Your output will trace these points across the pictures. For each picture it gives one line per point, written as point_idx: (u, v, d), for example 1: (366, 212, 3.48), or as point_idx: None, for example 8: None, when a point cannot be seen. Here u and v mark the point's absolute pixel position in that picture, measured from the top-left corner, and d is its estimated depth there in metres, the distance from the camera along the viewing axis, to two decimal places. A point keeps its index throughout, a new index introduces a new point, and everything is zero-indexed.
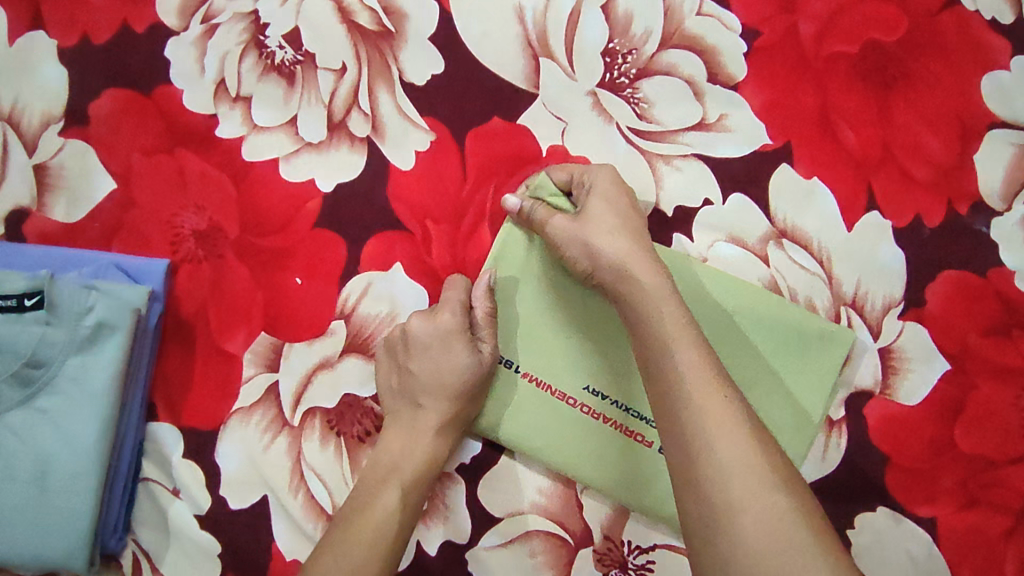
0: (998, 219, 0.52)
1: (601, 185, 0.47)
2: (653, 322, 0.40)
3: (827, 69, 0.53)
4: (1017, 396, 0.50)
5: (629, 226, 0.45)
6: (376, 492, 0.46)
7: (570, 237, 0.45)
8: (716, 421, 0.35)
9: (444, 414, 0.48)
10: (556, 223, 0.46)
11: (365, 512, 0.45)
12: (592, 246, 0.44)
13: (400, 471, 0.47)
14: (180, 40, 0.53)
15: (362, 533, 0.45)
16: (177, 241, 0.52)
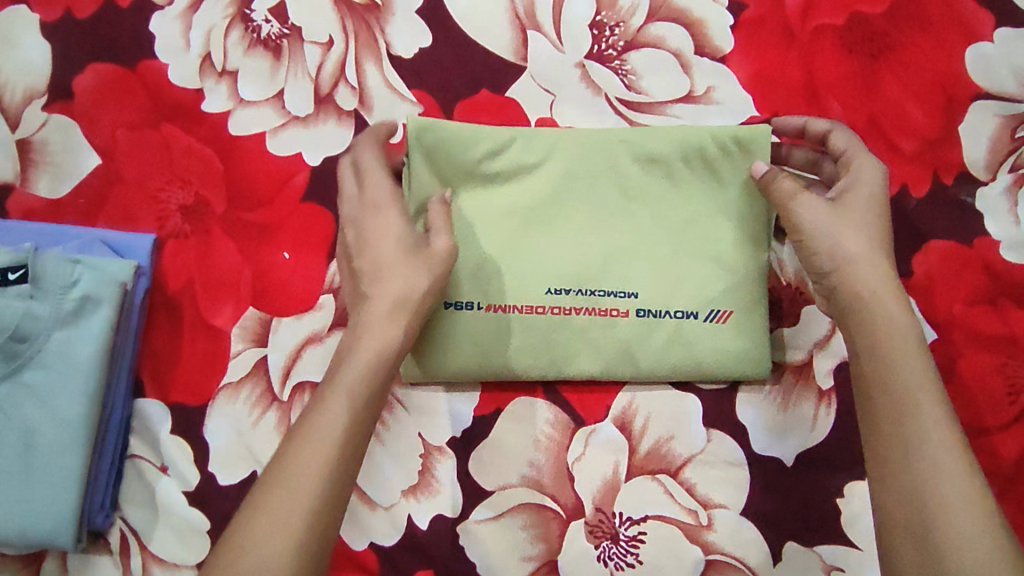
0: (983, 189, 0.53)
1: (864, 166, 0.47)
2: (878, 342, 0.42)
3: (814, 41, 0.53)
4: (1002, 364, 0.51)
5: (883, 230, 0.45)
6: (322, 407, 0.39)
7: (824, 229, 0.45)
8: (928, 420, 0.39)
9: (395, 292, 0.43)
10: (804, 203, 0.46)
11: (308, 430, 0.38)
12: (841, 247, 0.44)
13: (342, 378, 0.40)
14: (165, 15, 0.52)
15: (315, 433, 0.38)
16: (164, 215, 0.51)
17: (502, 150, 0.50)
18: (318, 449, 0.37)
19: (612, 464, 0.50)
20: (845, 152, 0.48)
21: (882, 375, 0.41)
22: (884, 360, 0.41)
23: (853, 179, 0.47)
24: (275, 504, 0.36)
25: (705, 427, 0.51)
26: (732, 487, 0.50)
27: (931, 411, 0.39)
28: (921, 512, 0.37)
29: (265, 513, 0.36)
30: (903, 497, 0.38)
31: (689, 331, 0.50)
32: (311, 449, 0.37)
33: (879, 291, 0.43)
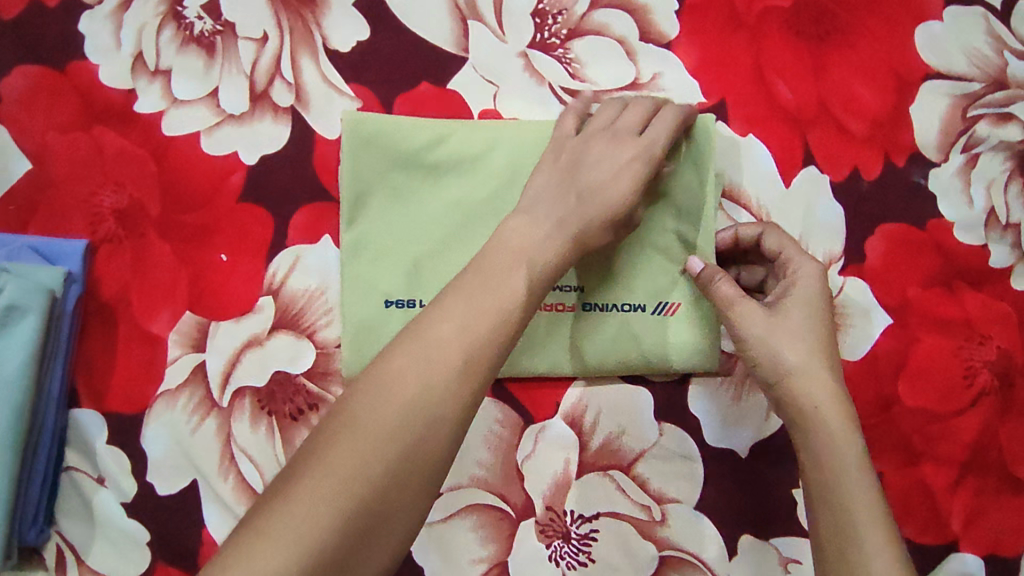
0: (936, 170, 0.52)
1: (805, 274, 0.45)
2: (816, 438, 0.40)
3: (760, 25, 0.52)
4: (957, 347, 0.50)
5: (823, 341, 0.43)
6: (506, 267, 0.37)
7: (763, 333, 0.43)
8: (860, 494, 0.38)
9: (615, 190, 0.44)
10: (744, 308, 0.44)
11: (485, 290, 0.36)
12: (780, 358, 0.42)
13: (534, 249, 0.39)
14: (95, 13, 0.51)
15: (480, 316, 0.35)
16: (97, 220, 0.50)
17: (440, 147, 0.49)
18: (471, 342, 0.34)
19: (562, 462, 0.49)
20: (781, 254, 0.47)
21: (814, 452, 0.40)
22: (815, 437, 0.40)
23: (792, 282, 0.45)
24: (451, 361, 0.33)
25: (656, 421, 0.50)
26: (685, 482, 0.49)
27: (865, 483, 0.39)
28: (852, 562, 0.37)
29: (426, 354, 0.33)
30: (832, 551, 0.38)
31: (637, 324, 0.49)
32: (486, 305, 0.35)
33: (814, 401, 0.41)
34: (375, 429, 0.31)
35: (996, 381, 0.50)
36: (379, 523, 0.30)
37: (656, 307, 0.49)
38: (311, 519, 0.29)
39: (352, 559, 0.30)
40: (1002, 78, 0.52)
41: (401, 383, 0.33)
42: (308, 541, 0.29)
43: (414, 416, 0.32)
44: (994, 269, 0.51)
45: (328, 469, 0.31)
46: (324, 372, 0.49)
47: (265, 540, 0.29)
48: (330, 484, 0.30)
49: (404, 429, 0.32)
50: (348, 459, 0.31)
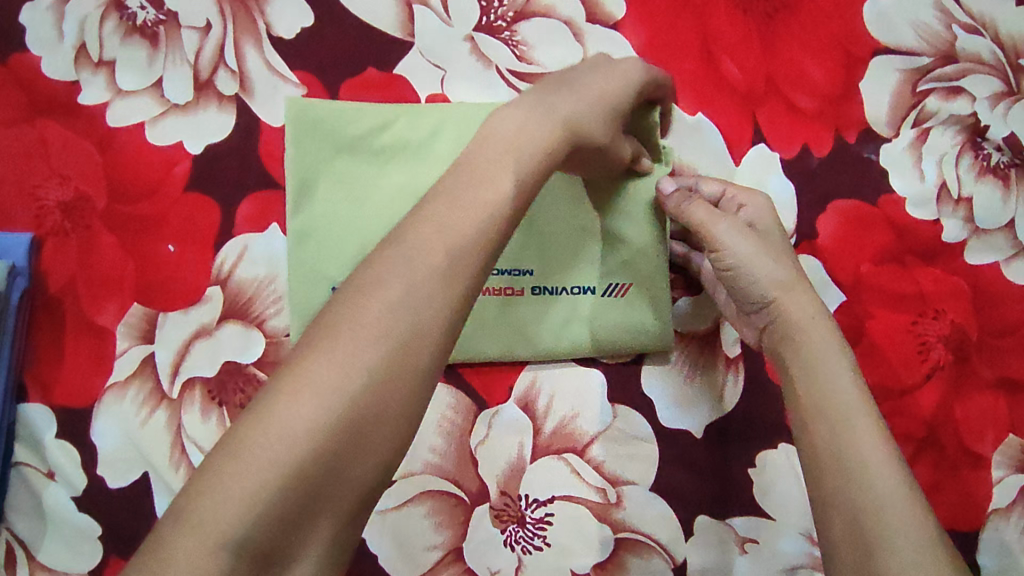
0: (887, 145, 0.51)
1: (760, 203, 0.46)
2: (806, 346, 0.39)
3: (707, 3, 0.52)
4: (913, 322, 0.50)
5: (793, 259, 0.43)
6: (498, 157, 0.32)
7: (753, 253, 0.42)
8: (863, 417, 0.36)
9: (606, 98, 0.39)
10: (723, 223, 0.43)
11: (477, 180, 0.31)
12: (777, 273, 0.41)
13: (526, 134, 0.34)
14: (36, 6, 0.50)
15: (467, 213, 0.30)
16: (42, 213, 0.49)
17: (384, 132, 0.48)
18: (457, 241, 0.30)
19: (516, 446, 0.49)
20: (726, 193, 0.47)
21: (802, 352, 0.38)
22: (806, 345, 0.39)
23: (746, 213, 0.45)
24: (437, 254, 0.29)
25: (611, 402, 0.49)
26: (640, 463, 0.49)
27: (866, 412, 0.36)
28: (853, 492, 0.33)
29: (411, 250, 0.29)
30: (839, 475, 0.34)
31: (586, 306, 0.49)
32: (479, 196, 0.31)
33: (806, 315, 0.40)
34: (360, 332, 0.27)
35: (952, 356, 0.50)
36: (367, 435, 0.27)
37: (607, 289, 0.49)
38: (290, 429, 0.26)
39: (338, 475, 0.26)
40: (951, 52, 0.52)
41: (383, 282, 0.28)
42: (289, 456, 0.25)
43: (401, 315, 0.28)
44: (947, 243, 0.51)
45: (308, 378, 0.26)
46: (274, 361, 0.48)
47: (242, 458, 0.25)
48: (311, 393, 0.26)
49: (391, 330, 0.27)
50: (331, 366, 0.27)
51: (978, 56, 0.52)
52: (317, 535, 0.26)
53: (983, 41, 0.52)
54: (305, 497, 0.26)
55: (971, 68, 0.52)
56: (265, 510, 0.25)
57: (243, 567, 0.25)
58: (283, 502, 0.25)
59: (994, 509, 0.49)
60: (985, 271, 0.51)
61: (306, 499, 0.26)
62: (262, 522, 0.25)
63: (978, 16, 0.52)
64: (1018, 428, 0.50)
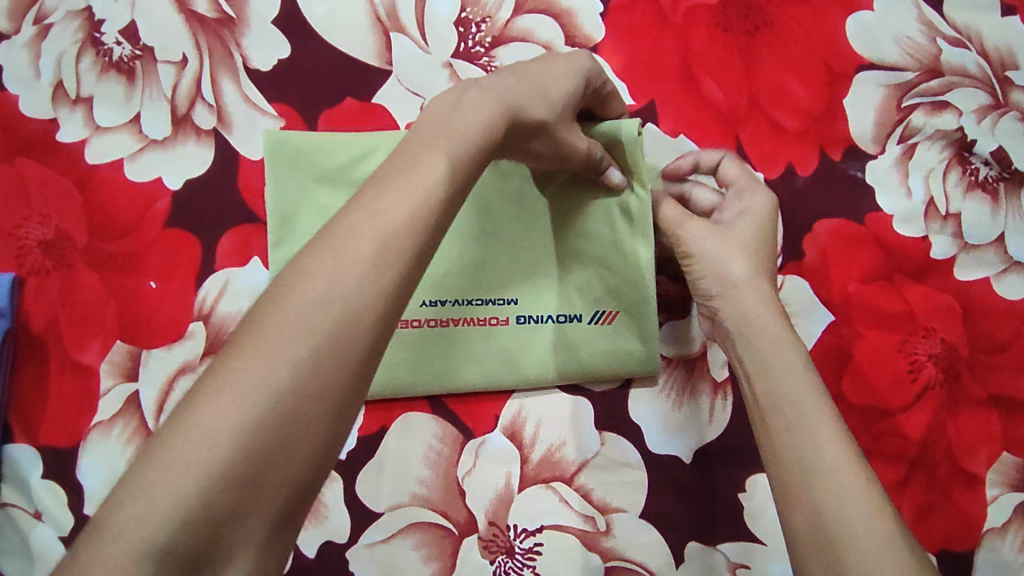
0: (873, 162, 0.51)
1: (747, 203, 0.46)
2: (753, 343, 0.41)
3: (686, 23, 0.51)
4: (903, 341, 0.49)
5: (762, 252, 0.44)
6: (421, 154, 0.32)
7: (711, 249, 0.44)
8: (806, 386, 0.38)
9: (551, 88, 0.40)
10: (691, 226, 0.45)
11: (399, 180, 0.31)
12: (733, 271, 0.43)
13: (443, 135, 0.33)
14: (12, 44, 0.50)
15: (397, 195, 0.30)
16: (23, 253, 0.49)
17: (363, 163, 0.48)
18: (388, 226, 0.29)
19: (503, 476, 0.48)
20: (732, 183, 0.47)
21: (751, 355, 0.40)
22: (751, 342, 0.41)
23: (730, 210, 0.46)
24: (362, 249, 0.28)
25: (598, 430, 0.49)
26: (629, 490, 0.49)
27: (822, 423, 0.36)
28: (825, 519, 0.33)
29: (334, 246, 0.29)
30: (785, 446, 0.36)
31: (574, 335, 0.49)
32: (402, 191, 0.30)
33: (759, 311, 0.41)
34: (285, 331, 0.27)
35: (942, 375, 0.49)
36: (292, 434, 0.26)
37: (594, 317, 0.49)
38: (214, 431, 0.25)
39: (263, 475, 0.26)
40: (937, 66, 0.51)
41: (313, 272, 0.28)
42: (212, 458, 0.25)
43: (326, 313, 0.27)
44: (936, 260, 0.50)
45: (231, 380, 0.26)
46: None
47: (165, 463, 0.25)
48: (233, 395, 0.26)
49: (315, 328, 0.27)
50: (256, 366, 0.26)
51: (963, 69, 0.51)
52: (247, 535, 0.26)
53: (968, 54, 0.51)
54: (230, 499, 0.25)
55: (957, 81, 0.51)
56: (192, 514, 0.25)
57: (169, 573, 0.25)
58: (208, 503, 0.25)
59: (988, 528, 0.48)
60: (975, 287, 0.50)
61: (230, 501, 0.25)
62: (188, 524, 0.25)
63: (962, 29, 0.52)
64: (1010, 445, 0.49)
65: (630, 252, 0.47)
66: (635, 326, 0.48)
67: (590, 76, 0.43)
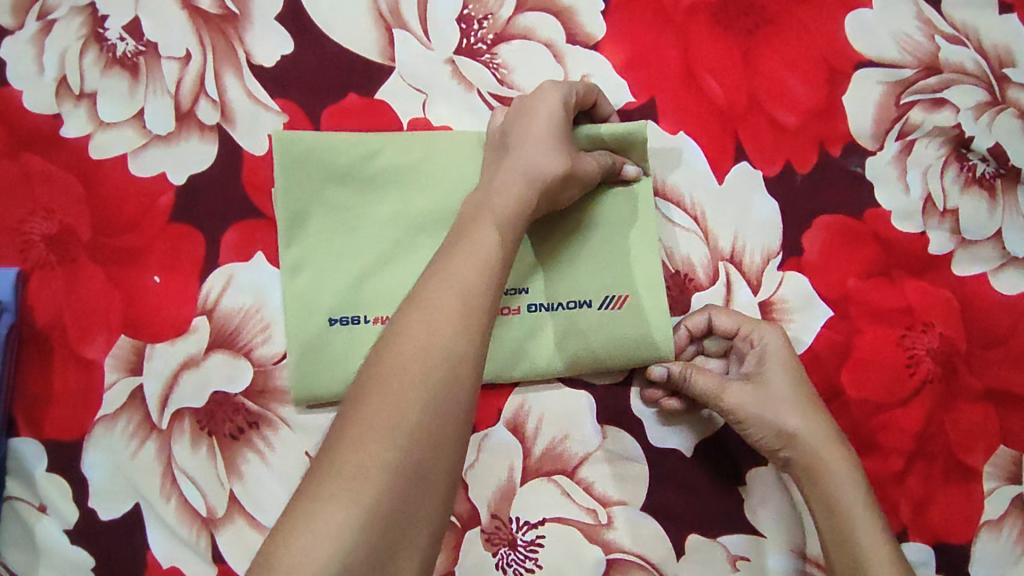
0: (872, 158, 0.51)
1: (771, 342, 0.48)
2: (826, 476, 0.46)
3: (687, 20, 0.51)
4: (902, 335, 0.50)
5: (804, 393, 0.47)
6: (473, 227, 0.38)
7: (761, 417, 0.47)
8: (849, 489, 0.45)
9: (547, 130, 0.43)
10: (732, 392, 0.48)
11: (462, 246, 0.37)
12: (782, 425, 0.46)
13: (490, 207, 0.39)
14: (16, 39, 0.50)
15: (463, 259, 0.36)
16: (27, 247, 0.49)
17: (376, 159, 0.48)
18: (463, 283, 0.35)
19: (506, 469, 0.48)
20: (741, 327, 0.48)
21: (823, 483, 0.46)
22: (821, 482, 0.46)
23: (759, 356, 0.48)
24: (448, 304, 0.34)
25: (598, 424, 0.49)
26: (630, 483, 0.49)
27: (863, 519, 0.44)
28: None
29: (422, 310, 0.34)
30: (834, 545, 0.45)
31: (583, 321, 0.48)
32: (468, 257, 0.36)
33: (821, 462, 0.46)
34: (401, 384, 0.32)
35: (940, 369, 0.50)
36: (427, 472, 0.31)
37: (604, 302, 0.49)
38: (364, 485, 0.30)
39: (408, 507, 0.30)
40: (935, 63, 0.52)
41: (411, 333, 0.33)
42: (366, 491, 0.29)
43: (435, 359, 0.32)
44: (933, 256, 0.51)
45: (367, 425, 0.31)
46: (263, 390, 0.49)
47: (326, 500, 0.29)
48: (374, 435, 0.30)
49: (427, 372, 0.32)
50: (387, 411, 0.31)
51: (961, 66, 0.52)
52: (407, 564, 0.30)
53: (966, 51, 0.52)
54: (387, 528, 0.29)
55: (955, 78, 0.52)
56: (355, 544, 0.29)
57: None
58: (369, 534, 0.29)
59: (985, 521, 0.49)
60: (973, 282, 0.51)
61: (386, 528, 0.29)
62: (353, 553, 0.28)
63: (961, 27, 0.52)
64: (1007, 438, 0.50)
65: (637, 245, 0.49)
66: (648, 316, 0.48)
67: (567, 100, 0.45)
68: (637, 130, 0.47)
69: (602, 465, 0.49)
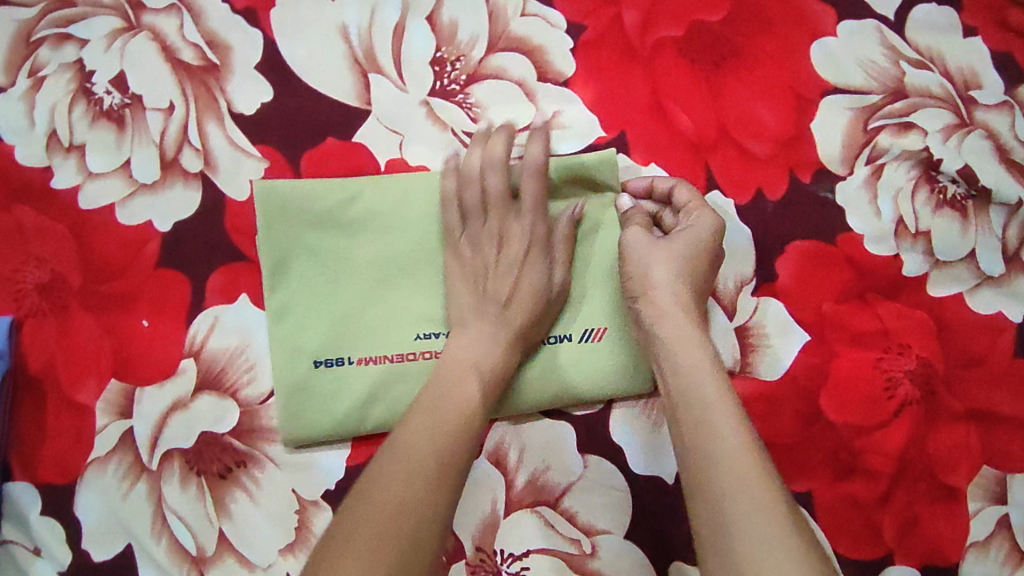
0: (842, 183, 0.52)
1: (699, 221, 0.47)
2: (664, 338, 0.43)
3: (655, 54, 0.53)
4: (879, 358, 0.50)
5: (691, 258, 0.46)
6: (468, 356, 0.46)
7: (637, 253, 0.47)
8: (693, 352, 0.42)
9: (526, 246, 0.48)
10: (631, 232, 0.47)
11: (457, 370, 0.45)
12: (649, 273, 0.46)
13: (473, 367, 0.45)
14: (8, 96, 0.52)
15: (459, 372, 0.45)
16: (20, 296, 0.51)
17: (353, 205, 0.50)
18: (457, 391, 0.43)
19: (489, 502, 0.49)
20: (691, 202, 0.48)
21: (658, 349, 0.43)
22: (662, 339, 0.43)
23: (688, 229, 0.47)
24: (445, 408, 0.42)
25: (580, 454, 0.50)
26: (613, 512, 0.49)
27: (715, 397, 0.40)
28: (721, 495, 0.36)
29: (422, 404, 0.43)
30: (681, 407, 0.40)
31: (564, 355, 0.50)
32: (465, 365, 0.45)
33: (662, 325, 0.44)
34: (390, 500, 0.37)
35: (919, 391, 0.50)
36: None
37: (583, 335, 0.50)
38: None
39: None
40: (901, 88, 0.53)
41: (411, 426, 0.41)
42: None
43: (424, 473, 0.39)
44: (907, 278, 0.51)
45: (355, 543, 0.35)
46: (249, 430, 0.50)
47: None
48: (360, 552, 0.35)
49: (418, 486, 0.38)
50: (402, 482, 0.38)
51: (927, 90, 0.53)
52: None
53: (932, 75, 0.53)
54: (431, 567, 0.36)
55: (922, 102, 0.52)
56: None
57: None
58: None
59: (970, 543, 0.49)
60: (948, 302, 0.51)
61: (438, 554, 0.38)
62: None
63: (926, 51, 0.53)
64: (989, 459, 0.50)
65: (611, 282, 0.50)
66: (621, 347, 0.50)
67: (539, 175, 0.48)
68: (607, 156, 0.50)
69: (584, 494, 0.49)
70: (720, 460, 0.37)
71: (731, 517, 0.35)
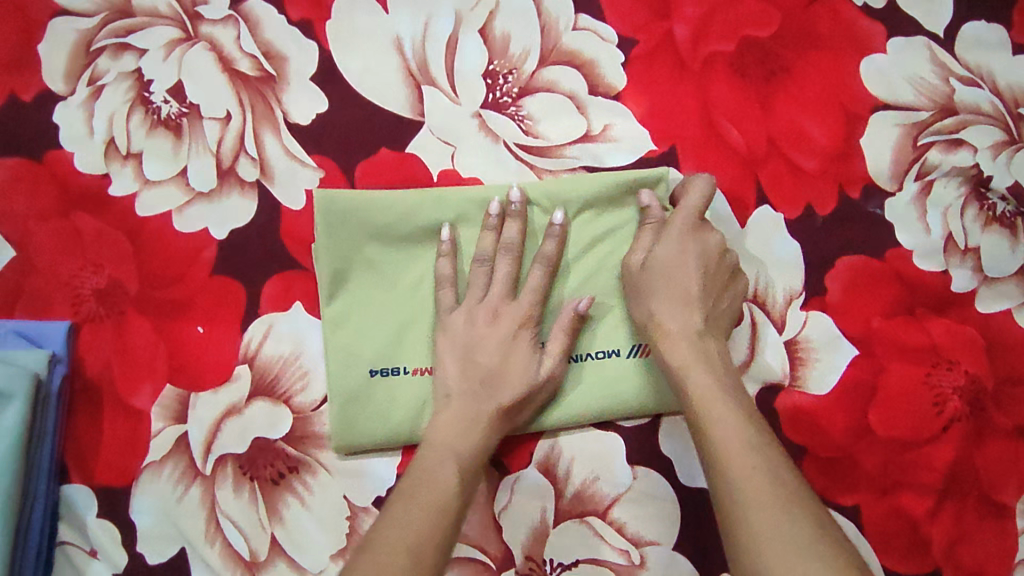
0: (891, 200, 0.52)
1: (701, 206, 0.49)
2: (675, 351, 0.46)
3: (705, 69, 0.53)
4: (928, 373, 0.50)
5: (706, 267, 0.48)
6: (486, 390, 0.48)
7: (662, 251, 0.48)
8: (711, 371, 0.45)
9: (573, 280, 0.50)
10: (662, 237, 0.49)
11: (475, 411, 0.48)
12: (665, 270, 0.48)
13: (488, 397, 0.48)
14: (68, 104, 0.53)
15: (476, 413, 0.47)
16: (78, 301, 0.52)
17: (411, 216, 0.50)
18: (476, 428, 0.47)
19: (539, 511, 0.49)
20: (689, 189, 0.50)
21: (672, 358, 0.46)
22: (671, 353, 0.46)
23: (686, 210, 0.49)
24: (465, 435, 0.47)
25: (629, 464, 0.50)
26: (661, 523, 0.50)
27: (725, 398, 0.44)
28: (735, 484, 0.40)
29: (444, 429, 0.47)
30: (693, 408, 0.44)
31: (611, 371, 0.50)
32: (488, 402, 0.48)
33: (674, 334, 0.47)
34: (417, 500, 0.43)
35: (968, 407, 0.50)
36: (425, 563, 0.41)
37: (632, 351, 0.50)
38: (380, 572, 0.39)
39: None
40: (951, 105, 0.53)
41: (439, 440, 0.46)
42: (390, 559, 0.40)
43: (445, 476, 0.45)
44: (956, 294, 0.51)
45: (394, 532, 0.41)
46: (302, 436, 0.50)
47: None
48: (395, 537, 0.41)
49: (442, 484, 0.44)
50: (429, 489, 0.44)
51: (977, 107, 0.53)
52: None
53: (982, 92, 0.53)
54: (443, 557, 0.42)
55: (971, 119, 0.53)
56: None
57: None
58: None
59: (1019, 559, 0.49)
60: (997, 319, 0.51)
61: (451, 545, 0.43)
62: None
63: (975, 69, 0.53)
64: None
65: None
66: None
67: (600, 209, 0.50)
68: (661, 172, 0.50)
69: (632, 505, 0.50)
70: (742, 478, 0.40)
71: (748, 513, 0.38)
